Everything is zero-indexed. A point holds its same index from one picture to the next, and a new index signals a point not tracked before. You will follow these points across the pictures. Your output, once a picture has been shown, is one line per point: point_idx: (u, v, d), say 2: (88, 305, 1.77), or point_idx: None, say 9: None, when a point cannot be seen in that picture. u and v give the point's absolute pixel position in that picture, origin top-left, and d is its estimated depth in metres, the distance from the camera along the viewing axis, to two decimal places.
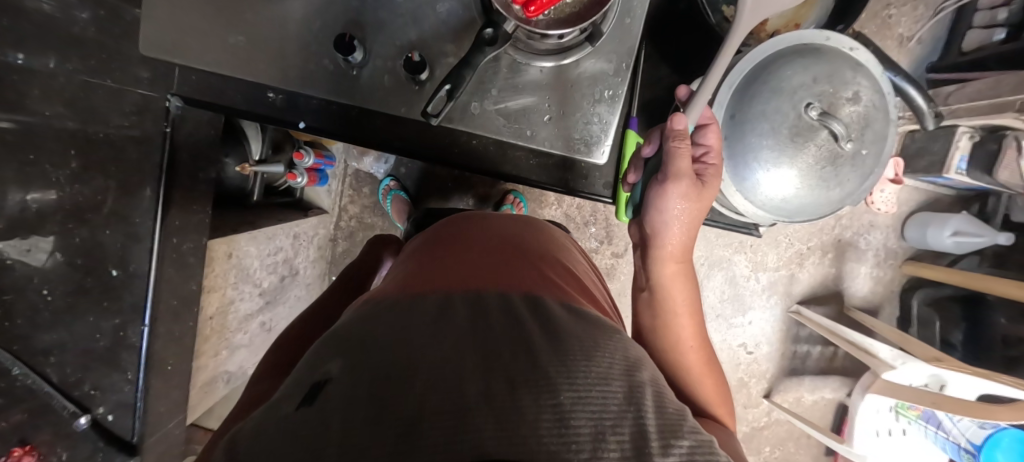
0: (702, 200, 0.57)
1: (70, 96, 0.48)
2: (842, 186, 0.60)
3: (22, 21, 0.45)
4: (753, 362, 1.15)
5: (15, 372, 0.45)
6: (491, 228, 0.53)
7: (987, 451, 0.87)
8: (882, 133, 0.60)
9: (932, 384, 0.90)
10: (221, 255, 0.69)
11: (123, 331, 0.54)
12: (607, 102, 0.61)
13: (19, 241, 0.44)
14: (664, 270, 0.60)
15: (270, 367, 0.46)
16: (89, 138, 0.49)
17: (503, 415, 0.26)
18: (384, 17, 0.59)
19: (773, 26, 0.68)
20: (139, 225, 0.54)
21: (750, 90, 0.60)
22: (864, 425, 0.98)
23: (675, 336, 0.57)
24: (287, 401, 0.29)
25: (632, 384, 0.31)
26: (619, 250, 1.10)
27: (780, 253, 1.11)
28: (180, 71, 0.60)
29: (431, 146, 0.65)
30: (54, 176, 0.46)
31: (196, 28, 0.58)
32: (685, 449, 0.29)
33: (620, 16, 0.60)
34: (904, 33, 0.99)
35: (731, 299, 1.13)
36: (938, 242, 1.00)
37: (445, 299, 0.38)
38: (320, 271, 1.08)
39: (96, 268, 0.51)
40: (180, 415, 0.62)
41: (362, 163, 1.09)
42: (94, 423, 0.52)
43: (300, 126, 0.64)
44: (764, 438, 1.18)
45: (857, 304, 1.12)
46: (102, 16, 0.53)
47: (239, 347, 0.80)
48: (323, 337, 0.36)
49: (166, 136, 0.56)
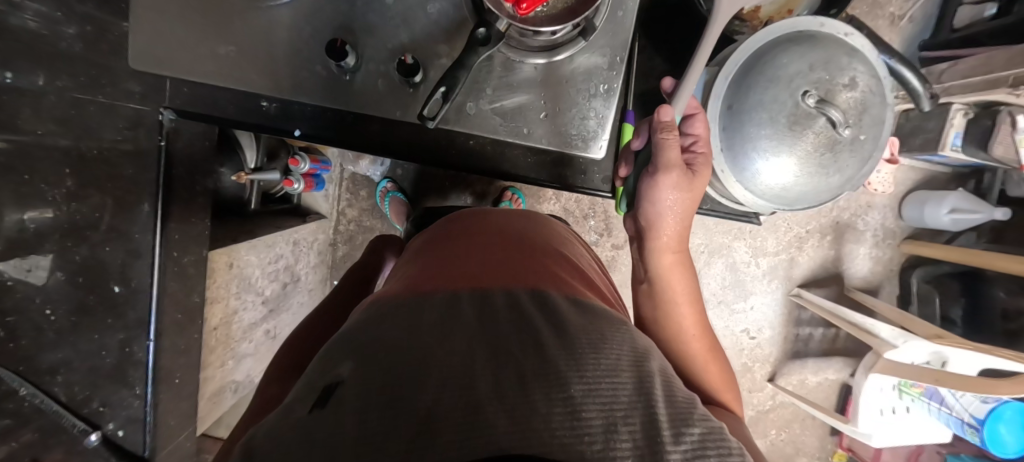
0: (695, 188, 0.57)
1: (62, 113, 0.47)
2: (841, 172, 0.60)
3: (11, 40, 0.44)
4: (755, 347, 1.16)
5: (21, 392, 0.44)
6: (492, 224, 0.53)
7: (991, 425, 0.89)
8: (879, 116, 0.60)
9: (933, 362, 0.90)
10: (222, 266, 0.69)
11: (129, 347, 0.53)
12: (602, 96, 0.61)
13: (19, 260, 0.43)
14: (661, 260, 0.60)
15: (277, 370, 0.46)
16: (81, 155, 0.48)
17: (515, 410, 0.26)
18: (374, 20, 0.58)
19: (766, 13, 0.66)
20: (139, 241, 0.54)
21: (746, 80, 0.60)
22: (868, 403, 0.98)
23: (675, 325, 0.57)
24: (300, 404, 0.29)
25: (641, 373, 0.32)
26: (618, 242, 1.10)
27: (779, 237, 1.11)
28: (171, 83, 0.60)
29: (426, 148, 0.65)
30: (51, 195, 0.45)
31: (182, 40, 0.58)
32: (696, 436, 0.29)
33: (613, 9, 0.59)
34: (895, 12, 0.99)
35: (731, 286, 1.14)
36: (935, 220, 1.01)
37: (452, 298, 0.38)
38: (321, 277, 1.08)
39: (98, 285, 0.50)
40: (190, 427, 0.64)
41: (357, 166, 1.07)
42: (105, 440, 0.52)
43: (296, 134, 0.64)
44: (771, 421, 1.19)
45: (858, 285, 1.13)
46: (89, 32, 0.52)
47: (246, 356, 0.81)
48: (332, 339, 0.36)
49: (161, 150, 0.56)
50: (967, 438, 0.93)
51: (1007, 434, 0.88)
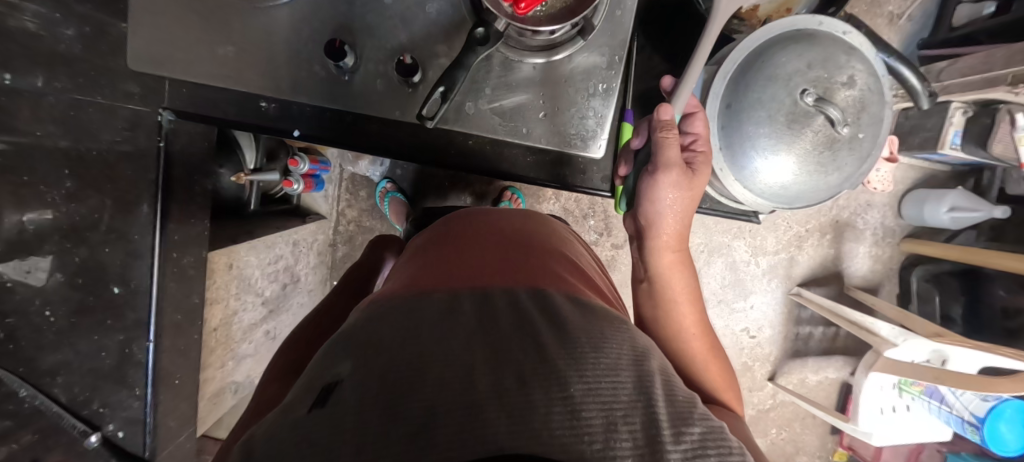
0: (695, 187, 0.57)
1: (60, 114, 0.47)
2: (840, 170, 0.60)
3: (10, 41, 0.44)
4: (755, 346, 1.16)
5: (21, 394, 0.45)
6: (492, 223, 0.53)
7: (992, 424, 0.88)
8: (878, 115, 0.60)
9: (934, 360, 0.90)
10: (222, 266, 0.69)
11: (129, 348, 0.53)
12: (601, 96, 0.61)
13: (18, 262, 0.44)
14: (661, 259, 0.60)
15: (276, 370, 0.46)
16: (80, 156, 0.48)
17: (515, 409, 0.26)
18: (373, 21, 0.58)
19: (764, 12, 0.66)
20: (138, 242, 0.53)
21: (745, 78, 0.60)
22: (869, 402, 0.98)
23: (675, 324, 0.57)
24: (299, 404, 0.29)
25: (641, 372, 0.32)
26: (618, 242, 1.10)
27: (779, 236, 1.11)
28: (170, 84, 0.60)
29: (425, 148, 0.65)
30: (50, 197, 0.46)
31: (181, 41, 0.58)
32: (696, 436, 0.29)
33: (611, 9, 0.59)
34: (893, 11, 1.00)
35: (731, 285, 1.14)
36: (935, 218, 1.01)
37: (452, 297, 0.38)
38: (321, 277, 1.08)
39: (97, 286, 0.50)
40: (190, 428, 0.63)
41: (357, 166, 1.07)
42: (105, 441, 0.52)
43: (295, 134, 0.64)
44: (771, 420, 1.19)
45: (857, 284, 1.13)
46: (87, 33, 0.52)
47: (246, 357, 0.81)
48: (331, 338, 0.36)
49: (160, 151, 0.56)
50: (968, 437, 0.92)
51: (1008, 433, 0.88)
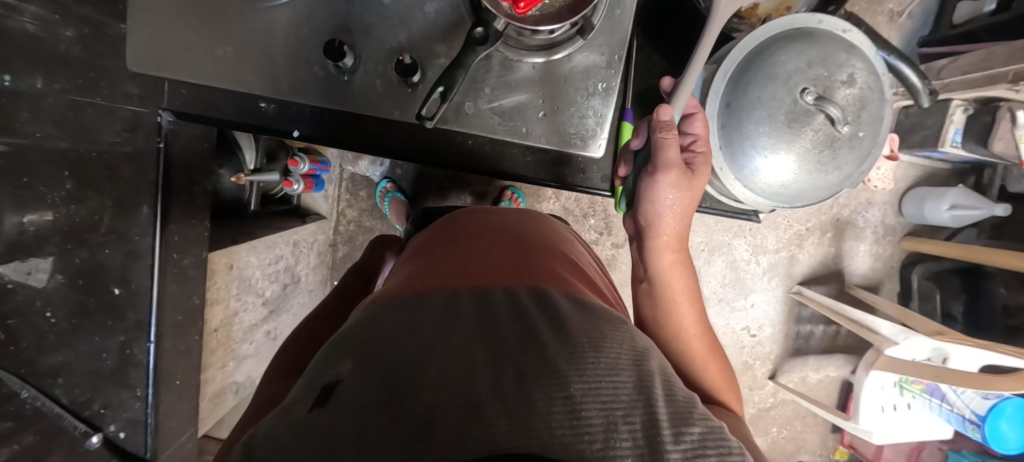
0: (695, 186, 0.57)
1: (60, 115, 0.47)
2: (840, 169, 0.60)
3: (10, 43, 0.44)
4: (756, 344, 1.16)
5: (23, 395, 0.44)
6: (492, 223, 0.53)
7: (993, 422, 0.88)
8: (877, 113, 0.60)
9: (934, 358, 0.90)
10: (222, 267, 0.69)
11: (129, 349, 0.53)
12: (600, 95, 0.61)
13: (18, 263, 0.43)
14: (660, 260, 0.60)
15: (276, 370, 0.46)
16: (81, 157, 0.48)
17: (515, 409, 0.26)
18: (372, 21, 0.58)
19: (764, 10, 0.67)
20: (139, 243, 0.54)
21: (745, 77, 0.60)
22: (869, 401, 0.98)
23: (674, 324, 0.57)
24: (299, 404, 0.29)
25: (641, 372, 0.32)
26: (619, 241, 1.10)
27: (779, 234, 1.11)
28: (169, 85, 0.60)
29: (424, 148, 0.65)
30: (50, 198, 0.45)
31: (181, 42, 0.58)
32: (696, 435, 0.29)
33: (610, 8, 0.59)
34: (894, 8, 0.99)
35: (732, 284, 1.13)
36: (936, 216, 1.01)
37: (452, 297, 0.38)
38: (322, 277, 1.08)
39: (98, 287, 0.50)
40: (191, 429, 0.63)
41: (357, 166, 1.06)
42: (106, 441, 0.52)
43: (294, 134, 0.64)
44: (772, 418, 1.19)
45: (858, 282, 1.13)
46: (86, 34, 0.52)
47: (247, 358, 0.81)
48: (332, 338, 0.36)
49: (160, 152, 0.56)
50: (969, 434, 0.92)
51: (1008, 431, 0.88)
